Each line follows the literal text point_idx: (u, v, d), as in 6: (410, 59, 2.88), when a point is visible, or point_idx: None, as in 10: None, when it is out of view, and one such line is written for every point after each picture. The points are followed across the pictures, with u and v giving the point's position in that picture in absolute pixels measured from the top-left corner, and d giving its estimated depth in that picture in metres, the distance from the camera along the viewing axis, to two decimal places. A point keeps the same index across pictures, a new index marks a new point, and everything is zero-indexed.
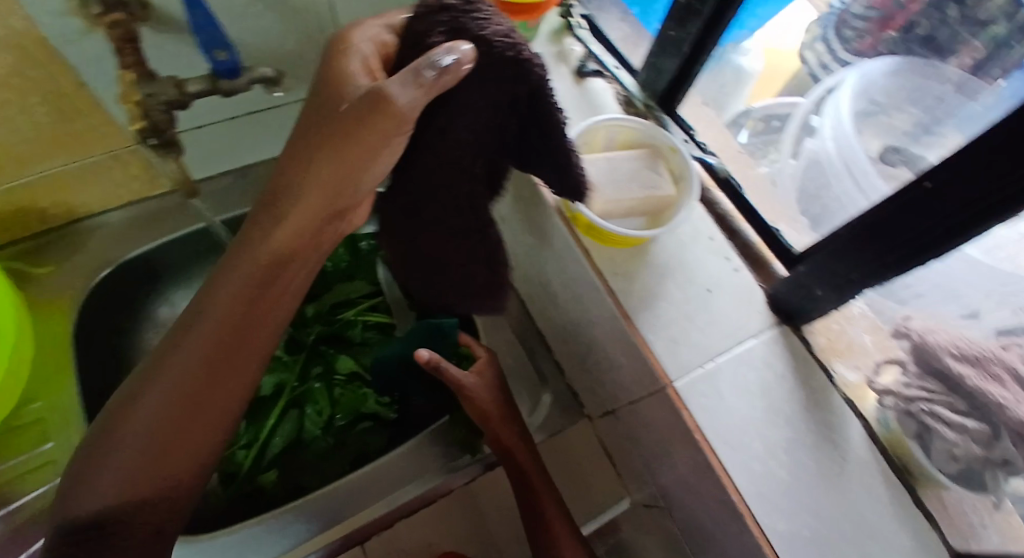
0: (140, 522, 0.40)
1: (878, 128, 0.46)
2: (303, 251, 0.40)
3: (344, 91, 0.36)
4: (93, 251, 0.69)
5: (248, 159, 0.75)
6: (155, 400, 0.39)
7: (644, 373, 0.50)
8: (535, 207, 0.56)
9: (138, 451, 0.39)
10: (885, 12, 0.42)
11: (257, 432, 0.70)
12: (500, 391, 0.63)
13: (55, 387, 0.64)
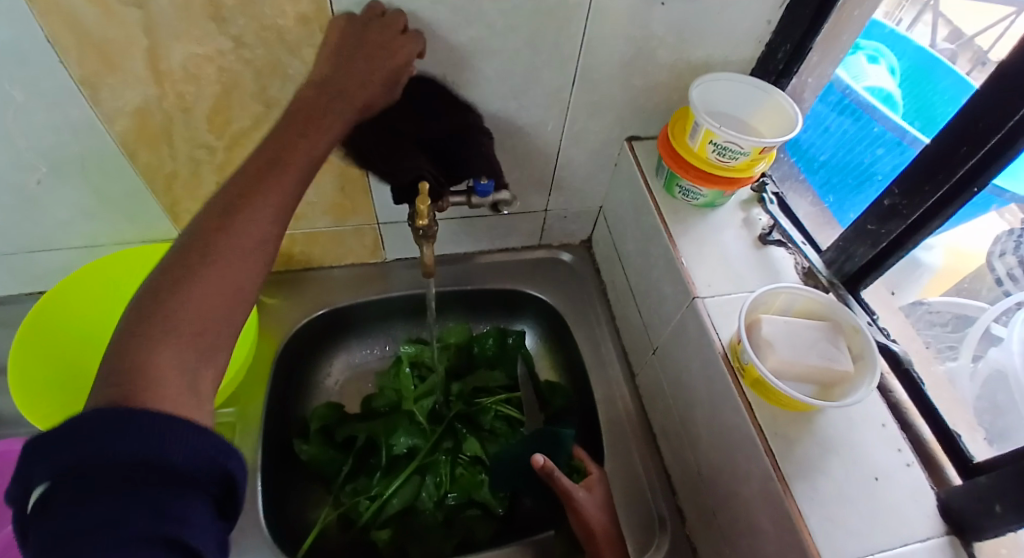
0: (167, 392, 0.32)
1: None
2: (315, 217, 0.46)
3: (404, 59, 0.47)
4: (311, 295, 0.84)
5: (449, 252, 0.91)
6: (206, 290, 0.37)
7: (793, 544, 0.48)
8: (700, 351, 0.60)
9: (195, 327, 0.35)
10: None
11: (382, 489, 0.76)
12: (609, 513, 0.67)
13: (250, 397, 0.75)
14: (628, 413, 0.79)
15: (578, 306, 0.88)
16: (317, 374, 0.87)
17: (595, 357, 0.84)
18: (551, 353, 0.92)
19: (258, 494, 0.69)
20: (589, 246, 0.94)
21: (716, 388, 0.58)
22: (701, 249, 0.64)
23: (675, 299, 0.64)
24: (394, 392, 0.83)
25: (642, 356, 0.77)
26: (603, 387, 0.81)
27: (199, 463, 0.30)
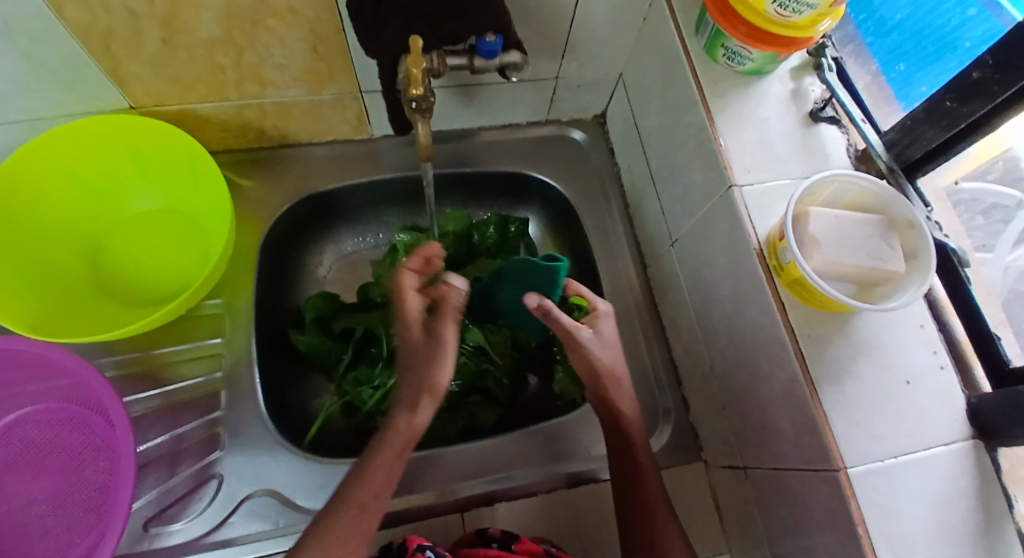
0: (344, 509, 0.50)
1: None
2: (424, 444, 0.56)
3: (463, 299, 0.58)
4: (291, 176, 0.75)
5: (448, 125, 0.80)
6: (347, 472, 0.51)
7: (813, 447, 0.47)
8: (729, 246, 0.54)
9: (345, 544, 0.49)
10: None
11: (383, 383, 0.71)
12: (618, 348, 0.61)
13: (235, 288, 0.70)
14: (637, 304, 0.75)
15: (588, 190, 0.81)
16: (307, 264, 0.81)
17: (605, 246, 0.78)
18: (557, 241, 0.86)
19: (257, 388, 0.67)
20: (601, 121, 0.84)
21: (742, 286, 0.53)
22: (742, 127, 0.55)
23: (705, 187, 0.58)
24: (391, 283, 0.78)
25: (657, 247, 0.72)
26: (612, 278, 0.77)
27: None
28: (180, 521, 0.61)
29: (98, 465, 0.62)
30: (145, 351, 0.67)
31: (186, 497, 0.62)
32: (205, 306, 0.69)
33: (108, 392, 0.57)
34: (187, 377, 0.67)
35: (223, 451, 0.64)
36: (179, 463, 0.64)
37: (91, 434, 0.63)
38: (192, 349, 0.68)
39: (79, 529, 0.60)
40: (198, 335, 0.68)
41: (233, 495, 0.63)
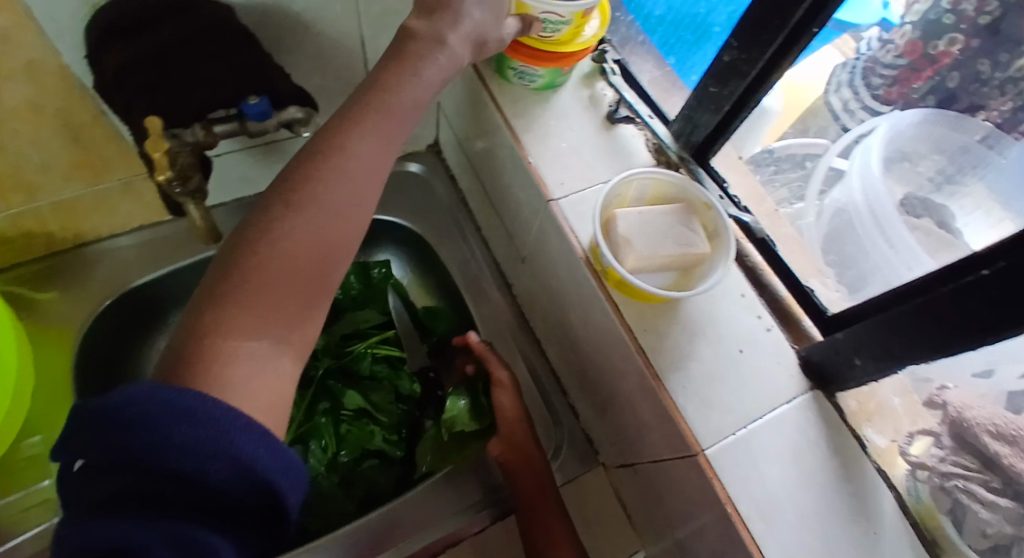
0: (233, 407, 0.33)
1: (901, 174, 0.50)
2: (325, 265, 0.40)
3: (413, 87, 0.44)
4: (102, 276, 0.67)
5: (229, 196, 0.73)
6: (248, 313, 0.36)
7: (674, 435, 0.48)
8: (563, 255, 0.55)
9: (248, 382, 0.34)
10: (914, 63, 0.45)
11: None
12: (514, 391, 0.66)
13: (54, 419, 0.61)
14: (509, 324, 0.75)
15: (438, 222, 0.80)
16: (142, 364, 0.71)
17: (467, 275, 0.77)
18: (423, 278, 0.84)
19: None
20: (437, 150, 0.83)
21: (583, 292, 0.54)
22: (546, 141, 0.57)
23: (530, 203, 0.58)
24: None
25: (514, 266, 0.72)
26: (479, 303, 0.76)
27: (236, 479, 0.30)
28: None
29: None
30: None
31: None
32: (25, 447, 0.60)
33: None
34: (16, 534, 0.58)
35: None
36: None
37: None
38: (18, 501, 0.59)
39: None
40: (23, 483, 0.59)
41: None
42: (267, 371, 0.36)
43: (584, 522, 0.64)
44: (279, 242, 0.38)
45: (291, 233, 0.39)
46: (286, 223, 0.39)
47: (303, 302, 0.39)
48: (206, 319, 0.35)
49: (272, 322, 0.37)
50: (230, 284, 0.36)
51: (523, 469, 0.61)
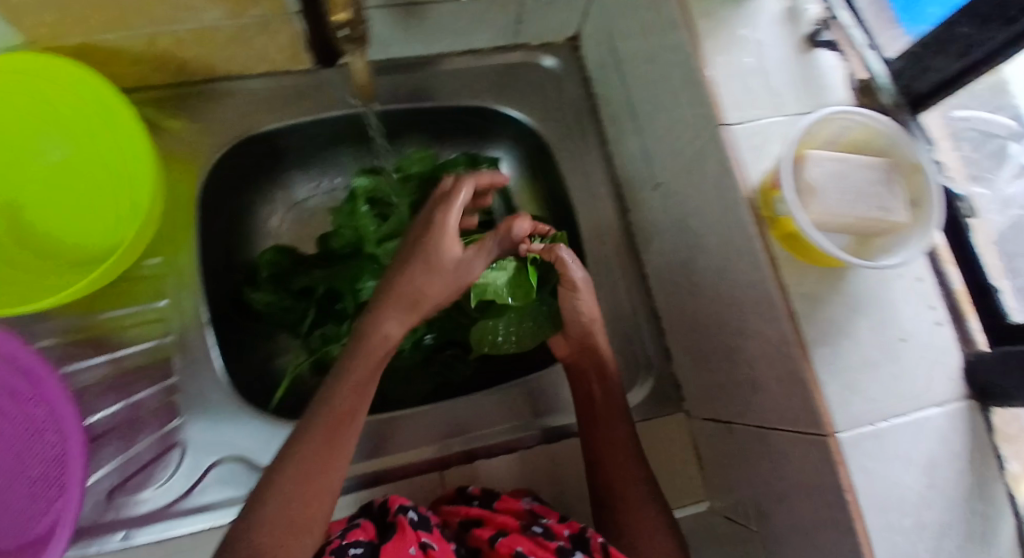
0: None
1: None
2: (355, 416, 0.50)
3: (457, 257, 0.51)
4: (228, 115, 0.66)
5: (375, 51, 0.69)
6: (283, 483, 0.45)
7: (803, 409, 0.44)
8: (720, 193, 0.49)
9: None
10: None
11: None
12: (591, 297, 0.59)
13: (175, 246, 0.63)
14: (617, 251, 0.70)
15: (562, 126, 0.73)
16: (260, 214, 0.74)
17: (583, 189, 0.72)
18: (531, 183, 0.80)
19: (212, 351, 0.62)
20: (575, 45, 0.75)
21: (733, 238, 0.49)
22: (733, 55, 0.49)
23: (692, 126, 0.51)
24: (353, 232, 0.71)
25: (641, 191, 0.66)
26: (591, 222, 0.71)
27: None
28: (145, 490, 0.59)
29: (42, 442, 0.58)
30: (86, 316, 0.61)
31: (148, 467, 0.59)
32: (145, 265, 0.63)
33: (44, 369, 0.54)
34: (128, 344, 0.61)
35: (181, 419, 0.60)
36: (138, 432, 0.60)
37: (29, 410, 0.58)
38: (136, 315, 0.62)
39: (37, 505, 0.57)
40: (141, 300, 0.62)
41: (196, 465, 0.60)
42: (291, 506, 0.44)
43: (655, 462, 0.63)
44: (451, 240, 0.50)
45: (344, 393, 0.50)
46: (354, 388, 0.50)
47: (320, 465, 0.47)
48: (271, 478, 0.47)
49: (326, 472, 0.47)
50: (323, 469, 0.47)
51: (586, 368, 0.62)
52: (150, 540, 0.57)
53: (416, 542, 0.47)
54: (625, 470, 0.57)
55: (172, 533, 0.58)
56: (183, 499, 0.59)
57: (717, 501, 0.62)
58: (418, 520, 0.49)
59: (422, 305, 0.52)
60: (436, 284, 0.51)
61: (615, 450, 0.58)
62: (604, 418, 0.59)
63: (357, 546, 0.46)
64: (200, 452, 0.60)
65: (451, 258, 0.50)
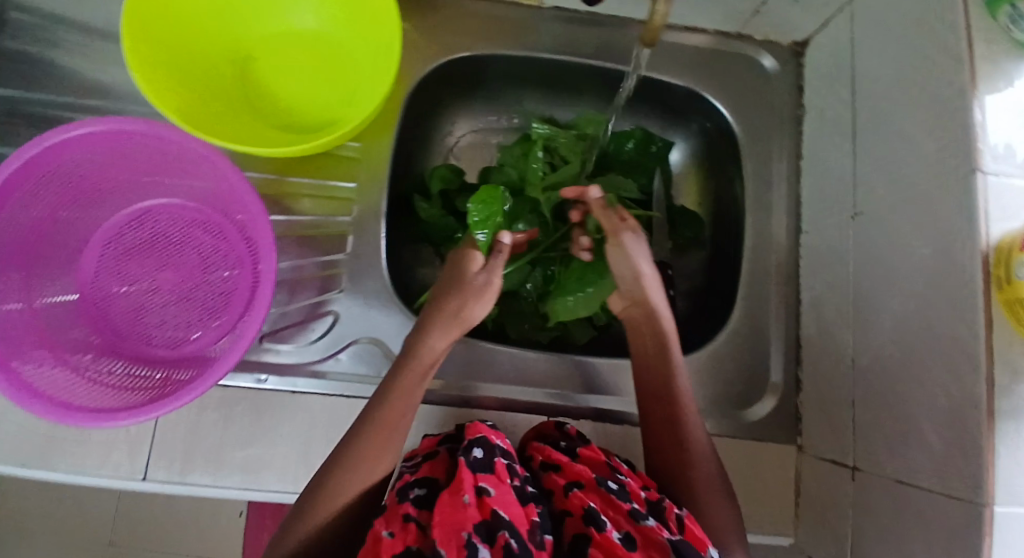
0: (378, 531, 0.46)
1: None
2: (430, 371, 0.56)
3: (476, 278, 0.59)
4: (450, 30, 0.70)
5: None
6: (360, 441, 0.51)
7: (962, 472, 0.43)
8: (944, 239, 0.47)
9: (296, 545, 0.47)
10: None
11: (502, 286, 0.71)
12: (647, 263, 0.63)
13: (374, 134, 0.68)
14: (778, 268, 0.69)
15: (759, 128, 0.71)
16: (439, 131, 0.78)
17: (760, 197, 0.70)
18: (701, 178, 0.79)
19: (382, 239, 0.66)
20: (799, 50, 0.72)
21: (945, 288, 0.47)
22: (1015, 106, 0.45)
23: (934, 163, 0.49)
24: (517, 175, 0.74)
25: (828, 215, 0.64)
26: (759, 232, 0.70)
27: None
28: (290, 343, 0.62)
29: (223, 271, 0.63)
30: (279, 175, 0.67)
31: (300, 325, 0.63)
32: (345, 146, 0.67)
33: (250, 193, 0.57)
34: (303, 213, 0.67)
35: (337, 291, 0.64)
36: (297, 293, 0.64)
37: (221, 239, 0.63)
38: (321, 187, 0.67)
39: (198, 326, 0.62)
40: (330, 175, 0.67)
41: (342, 337, 0.63)
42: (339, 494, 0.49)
43: (752, 482, 0.63)
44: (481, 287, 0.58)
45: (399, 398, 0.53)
46: (402, 412, 0.53)
47: (403, 405, 0.53)
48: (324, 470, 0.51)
49: (388, 428, 0.52)
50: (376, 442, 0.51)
51: (643, 327, 0.61)
52: (285, 388, 0.61)
53: (471, 488, 0.47)
54: (682, 433, 0.55)
55: (304, 390, 0.61)
56: (319, 363, 0.62)
57: (805, 540, 0.61)
58: (479, 460, 0.51)
59: (450, 333, 0.57)
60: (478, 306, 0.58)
61: (671, 409, 0.57)
62: (665, 371, 0.58)
63: (421, 486, 0.51)
64: (347, 326, 0.63)
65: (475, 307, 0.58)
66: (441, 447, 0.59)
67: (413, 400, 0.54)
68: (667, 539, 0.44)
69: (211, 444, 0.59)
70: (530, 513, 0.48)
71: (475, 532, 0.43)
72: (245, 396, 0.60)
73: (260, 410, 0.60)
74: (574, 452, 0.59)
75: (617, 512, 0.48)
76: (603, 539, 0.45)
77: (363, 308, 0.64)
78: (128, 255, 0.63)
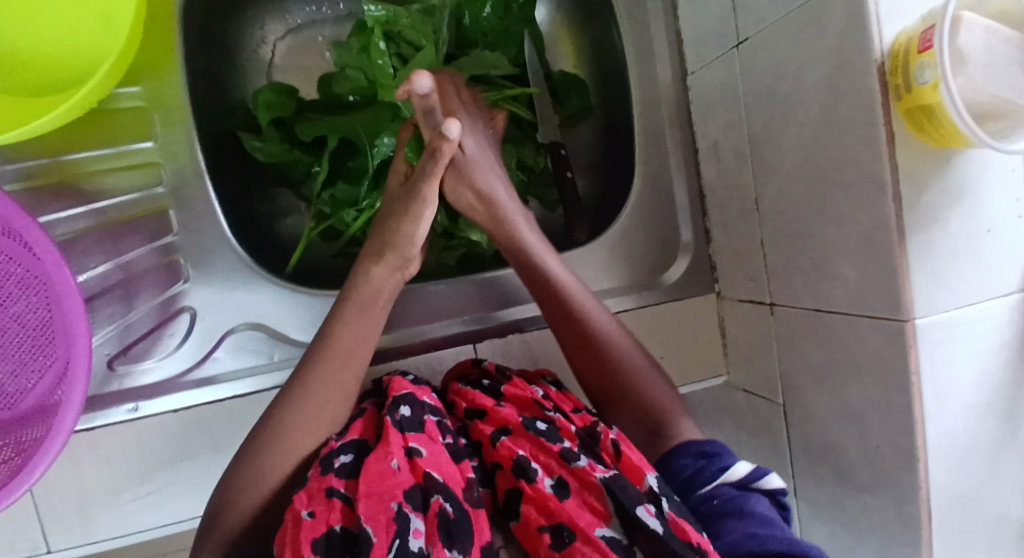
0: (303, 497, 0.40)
1: None
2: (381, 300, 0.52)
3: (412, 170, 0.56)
4: None
5: None
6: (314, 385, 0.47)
7: (882, 296, 0.43)
8: (838, 54, 0.42)
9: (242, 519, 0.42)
10: None
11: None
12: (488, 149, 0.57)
13: (157, 71, 0.52)
14: (671, 119, 0.64)
15: None
16: (248, 41, 0.62)
17: (642, 43, 0.63)
18: (575, 34, 0.70)
19: (215, 204, 0.53)
20: None
21: (842, 108, 0.43)
22: None
23: None
24: (364, 77, 0.60)
25: (714, 49, 0.57)
26: (645, 84, 0.64)
27: None
28: (150, 360, 0.52)
29: (27, 300, 0.50)
30: (52, 157, 0.50)
31: (153, 334, 0.52)
32: (123, 95, 0.51)
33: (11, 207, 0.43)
34: (107, 196, 0.51)
35: (186, 283, 0.52)
36: (136, 295, 0.52)
37: (8, 263, 0.49)
38: (114, 155, 0.51)
39: (29, 372, 0.50)
40: (118, 138, 0.51)
41: (213, 332, 0.53)
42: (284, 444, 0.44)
43: (681, 342, 0.64)
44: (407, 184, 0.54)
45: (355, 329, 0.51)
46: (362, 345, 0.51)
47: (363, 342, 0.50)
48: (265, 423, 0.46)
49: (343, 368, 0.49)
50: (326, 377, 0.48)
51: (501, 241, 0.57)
52: (166, 411, 0.51)
53: (399, 450, 0.42)
54: (595, 340, 0.52)
55: (190, 405, 0.52)
56: (195, 370, 0.52)
57: (736, 377, 0.64)
58: (408, 419, 0.45)
59: (390, 260, 0.53)
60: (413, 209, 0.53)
61: (574, 320, 0.53)
62: (550, 281, 0.54)
63: (348, 451, 0.44)
64: (214, 317, 0.53)
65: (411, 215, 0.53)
66: (366, 404, 0.52)
67: (370, 329, 0.52)
68: (600, 479, 0.39)
69: (103, 494, 0.51)
70: (467, 471, 0.43)
71: (408, 501, 0.38)
72: (119, 433, 0.51)
73: (146, 443, 0.51)
74: (501, 391, 0.54)
75: (550, 456, 0.43)
76: (536, 493, 0.40)
77: (223, 294, 0.53)
78: None
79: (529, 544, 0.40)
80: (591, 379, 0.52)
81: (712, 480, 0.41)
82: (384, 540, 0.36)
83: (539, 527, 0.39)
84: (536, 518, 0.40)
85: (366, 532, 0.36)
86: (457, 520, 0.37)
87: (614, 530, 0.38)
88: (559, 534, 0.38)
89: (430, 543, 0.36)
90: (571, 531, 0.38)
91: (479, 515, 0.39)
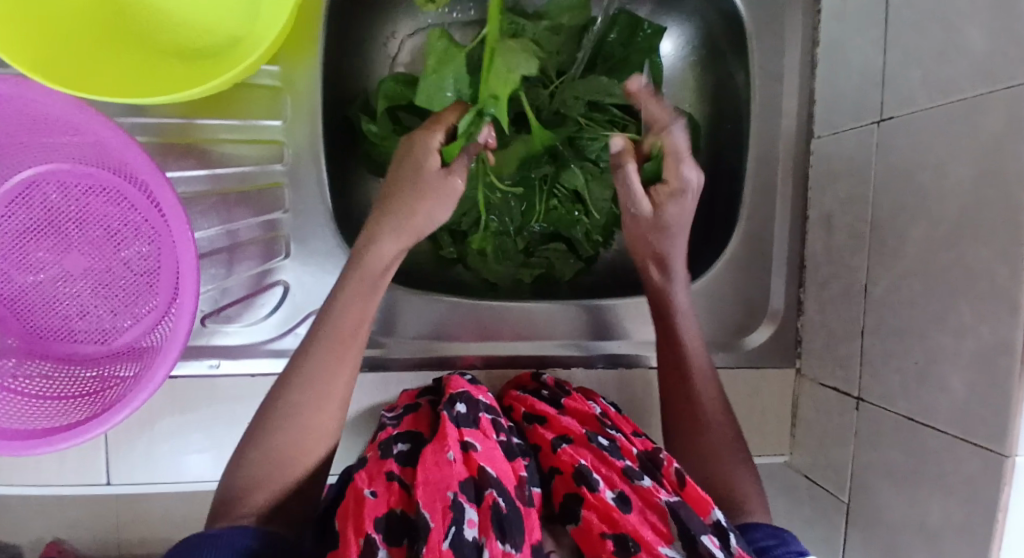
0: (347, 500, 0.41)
1: None
2: (355, 332, 0.47)
3: (428, 179, 0.48)
4: None
5: None
6: (304, 400, 0.44)
7: (984, 420, 0.40)
8: (988, 157, 0.39)
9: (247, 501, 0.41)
10: None
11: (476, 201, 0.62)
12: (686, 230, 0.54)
13: (294, 54, 0.54)
14: (785, 181, 0.61)
15: (768, 12, 0.60)
16: (379, 32, 0.63)
17: (768, 98, 0.61)
18: (699, 75, 0.68)
19: (325, 190, 0.56)
20: None
21: (981, 216, 0.40)
22: None
23: (988, 61, 0.39)
24: None
25: (849, 118, 0.54)
26: (763, 141, 0.61)
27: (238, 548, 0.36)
28: (237, 323, 0.55)
29: (138, 247, 0.52)
30: (185, 119, 0.53)
31: (245, 300, 0.55)
32: (260, 74, 0.53)
33: (142, 158, 0.45)
34: (228, 162, 0.54)
35: (284, 259, 0.55)
36: (237, 261, 0.55)
37: (128, 210, 0.52)
38: (241, 128, 0.54)
39: (126, 314, 0.53)
40: (248, 113, 0.54)
41: (297, 309, 0.56)
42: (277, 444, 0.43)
43: (748, 408, 0.62)
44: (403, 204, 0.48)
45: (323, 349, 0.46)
46: (334, 369, 0.46)
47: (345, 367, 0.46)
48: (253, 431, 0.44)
49: (326, 392, 0.45)
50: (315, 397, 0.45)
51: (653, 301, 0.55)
52: (244, 374, 0.55)
53: (455, 443, 0.42)
54: (689, 385, 0.52)
55: (266, 374, 0.55)
56: (275, 341, 0.55)
57: (801, 459, 0.61)
58: (464, 415, 0.46)
59: (364, 280, 0.47)
60: (438, 210, 0.49)
61: (684, 366, 0.53)
62: (667, 310, 0.54)
63: (403, 440, 0.47)
64: (302, 295, 0.56)
65: (417, 215, 0.48)
66: (421, 399, 0.54)
67: (348, 362, 0.47)
68: (665, 502, 0.39)
69: (176, 437, 0.55)
70: (518, 468, 0.43)
71: (462, 492, 0.38)
72: (199, 386, 0.54)
73: (220, 401, 0.55)
74: (558, 403, 0.55)
75: (612, 470, 0.44)
76: (598, 501, 0.40)
77: (316, 276, 0.56)
78: (18, 241, 0.52)
79: (588, 550, 0.39)
80: (672, 410, 0.52)
81: (783, 554, 0.39)
82: (440, 527, 0.36)
83: (600, 532, 0.38)
84: (597, 524, 0.39)
85: (423, 520, 0.37)
86: (510, 516, 0.37)
87: (675, 552, 0.37)
88: (623, 542, 0.37)
89: (483, 533, 0.36)
90: (636, 543, 0.37)
91: (531, 517, 0.39)
